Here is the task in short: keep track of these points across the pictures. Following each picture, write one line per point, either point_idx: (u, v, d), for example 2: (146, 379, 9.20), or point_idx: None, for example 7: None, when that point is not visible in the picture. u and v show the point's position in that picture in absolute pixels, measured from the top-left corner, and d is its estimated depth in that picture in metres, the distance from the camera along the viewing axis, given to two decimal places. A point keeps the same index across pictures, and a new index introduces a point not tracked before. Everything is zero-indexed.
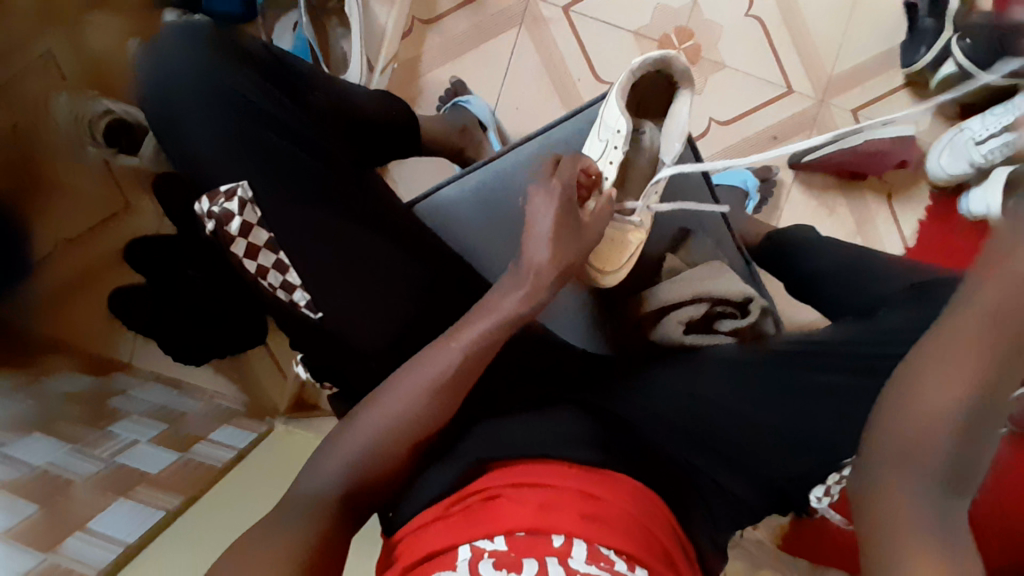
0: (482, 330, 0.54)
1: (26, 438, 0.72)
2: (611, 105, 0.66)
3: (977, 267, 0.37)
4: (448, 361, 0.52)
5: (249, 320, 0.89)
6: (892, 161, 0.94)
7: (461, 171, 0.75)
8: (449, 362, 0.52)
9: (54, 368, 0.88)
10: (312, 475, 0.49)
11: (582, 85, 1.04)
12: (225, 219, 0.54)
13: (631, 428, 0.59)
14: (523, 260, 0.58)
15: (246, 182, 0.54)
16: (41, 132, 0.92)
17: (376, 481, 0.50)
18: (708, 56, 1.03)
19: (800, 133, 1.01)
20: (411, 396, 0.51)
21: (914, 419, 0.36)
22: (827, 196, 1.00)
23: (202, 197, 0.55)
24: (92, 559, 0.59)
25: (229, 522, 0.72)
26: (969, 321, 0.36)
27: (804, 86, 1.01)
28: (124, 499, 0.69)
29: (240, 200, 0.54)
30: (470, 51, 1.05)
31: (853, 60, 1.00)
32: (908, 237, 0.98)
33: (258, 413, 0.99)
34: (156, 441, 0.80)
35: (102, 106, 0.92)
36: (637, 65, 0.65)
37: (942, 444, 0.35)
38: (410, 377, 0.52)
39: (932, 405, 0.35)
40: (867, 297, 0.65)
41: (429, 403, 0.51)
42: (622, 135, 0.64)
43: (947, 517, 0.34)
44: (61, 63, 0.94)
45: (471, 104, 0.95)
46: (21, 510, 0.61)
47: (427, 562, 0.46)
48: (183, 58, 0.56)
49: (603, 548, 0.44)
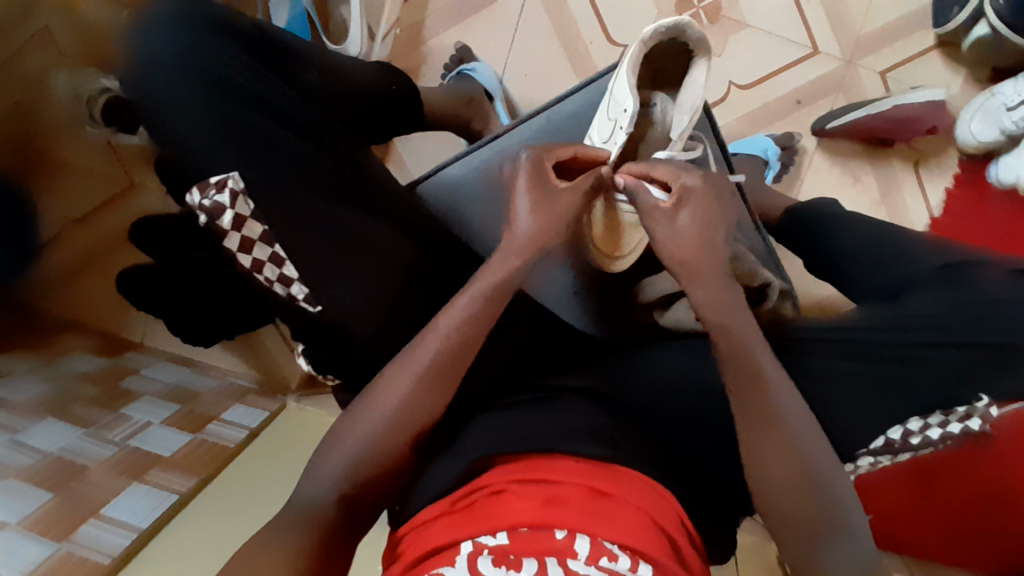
0: (466, 314, 0.53)
1: (39, 424, 0.73)
2: (622, 80, 0.61)
3: (726, 355, 0.50)
4: (435, 346, 0.52)
5: (257, 314, 0.88)
6: (923, 127, 0.89)
7: (467, 147, 0.72)
8: (435, 352, 0.52)
9: (68, 350, 0.89)
10: (303, 489, 0.49)
11: (595, 49, 0.99)
12: (217, 212, 0.51)
13: (640, 420, 0.58)
14: (507, 242, 0.57)
15: (237, 174, 0.50)
16: (43, 108, 0.92)
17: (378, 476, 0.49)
18: (729, 14, 0.97)
19: (825, 97, 0.96)
20: (405, 389, 0.51)
21: (766, 471, 0.46)
22: (850, 164, 0.96)
23: (192, 187, 0.52)
24: (108, 546, 0.60)
25: (240, 505, 0.73)
26: (749, 397, 0.48)
27: (831, 47, 0.96)
28: (139, 483, 0.69)
29: (231, 192, 0.51)
30: (476, 14, 1.01)
31: (882, 18, 0.94)
32: (934, 207, 0.94)
33: (271, 391, 1.00)
34: (169, 422, 0.81)
35: (101, 83, 0.87)
36: (648, 35, 0.59)
37: (808, 489, 0.45)
38: (404, 366, 0.52)
39: (782, 465, 0.46)
40: (894, 276, 0.61)
41: (419, 386, 0.51)
42: (628, 114, 0.59)
43: (834, 544, 0.44)
44: (59, 39, 0.92)
45: (477, 73, 0.91)
46: (38, 497, 0.62)
47: (426, 558, 0.45)
48: (155, 33, 0.50)
49: (608, 543, 0.43)
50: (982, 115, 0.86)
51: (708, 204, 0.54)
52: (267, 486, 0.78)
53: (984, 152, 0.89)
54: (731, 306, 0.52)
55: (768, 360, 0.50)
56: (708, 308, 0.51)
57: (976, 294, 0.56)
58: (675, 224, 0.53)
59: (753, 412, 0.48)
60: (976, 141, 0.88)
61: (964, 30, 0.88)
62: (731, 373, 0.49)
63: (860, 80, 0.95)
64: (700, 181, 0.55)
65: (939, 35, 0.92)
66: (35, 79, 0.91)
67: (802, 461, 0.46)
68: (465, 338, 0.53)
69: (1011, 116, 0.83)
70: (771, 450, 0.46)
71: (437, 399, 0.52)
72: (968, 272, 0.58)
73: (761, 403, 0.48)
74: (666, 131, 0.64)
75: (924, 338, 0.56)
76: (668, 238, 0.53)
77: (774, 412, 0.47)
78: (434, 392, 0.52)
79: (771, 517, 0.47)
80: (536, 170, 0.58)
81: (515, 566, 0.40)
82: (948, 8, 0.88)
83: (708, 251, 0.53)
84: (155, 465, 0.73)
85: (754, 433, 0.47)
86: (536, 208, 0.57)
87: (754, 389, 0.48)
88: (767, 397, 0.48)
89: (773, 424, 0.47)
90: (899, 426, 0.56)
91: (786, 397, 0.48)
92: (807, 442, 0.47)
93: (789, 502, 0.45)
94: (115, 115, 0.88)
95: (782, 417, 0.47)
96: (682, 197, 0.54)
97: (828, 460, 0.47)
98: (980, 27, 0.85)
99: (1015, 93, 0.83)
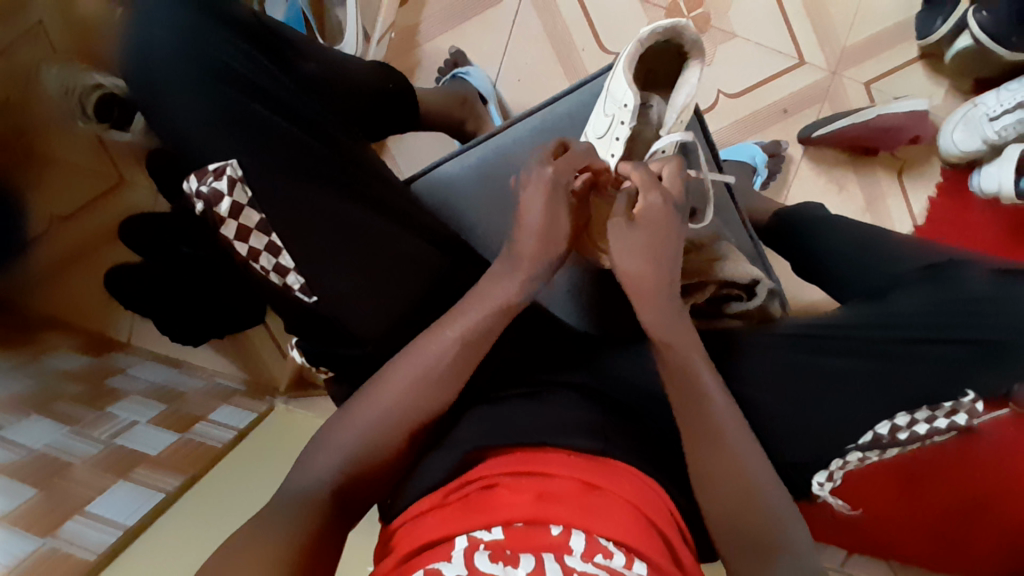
0: (472, 320, 0.54)
1: (23, 420, 0.72)
2: (618, 77, 0.62)
3: (676, 375, 0.52)
4: (439, 347, 0.53)
5: (254, 309, 0.88)
6: (906, 136, 0.92)
7: (460, 146, 0.72)
8: (442, 352, 0.53)
9: (53, 347, 0.88)
10: (296, 480, 0.49)
11: (587, 56, 1.01)
12: (214, 199, 0.51)
13: (631, 415, 0.59)
14: (512, 249, 0.57)
15: (236, 161, 0.51)
16: (34, 106, 0.90)
17: (370, 465, 0.50)
18: (718, 24, 0.99)
19: (811, 106, 0.98)
20: (404, 389, 0.51)
21: (716, 479, 0.49)
22: (836, 172, 0.98)
23: (190, 175, 0.52)
24: (93, 542, 0.59)
25: (227, 504, 0.72)
26: (695, 418, 0.51)
27: (817, 57, 0.98)
28: (124, 481, 0.68)
29: (229, 179, 0.51)
30: (471, 19, 1.02)
31: (867, 30, 0.97)
32: (917, 215, 0.96)
33: (258, 392, 0.99)
34: (155, 422, 0.80)
35: (93, 79, 0.86)
36: (645, 35, 0.61)
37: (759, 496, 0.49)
38: (402, 367, 0.52)
39: (724, 477, 0.49)
40: (880, 277, 0.63)
41: (415, 383, 0.52)
42: (628, 110, 0.60)
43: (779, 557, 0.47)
44: (50, 31, 0.88)
45: (472, 76, 0.92)
46: (21, 492, 0.61)
47: (417, 552, 0.45)
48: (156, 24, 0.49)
49: (603, 539, 0.43)
50: (965, 124, 0.88)
51: (663, 222, 0.54)
52: (255, 483, 0.77)
53: (966, 161, 0.91)
54: (682, 319, 0.54)
55: (709, 374, 0.52)
56: (654, 328, 0.53)
57: (963, 291, 0.58)
58: (627, 244, 0.54)
59: (702, 426, 0.51)
60: (959, 151, 0.90)
61: (947, 41, 0.91)
62: (673, 387, 0.52)
63: (845, 90, 0.97)
64: (661, 201, 0.55)
65: (922, 46, 0.95)
66: (23, 70, 0.88)
67: (743, 474, 0.49)
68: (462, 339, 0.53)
69: (993, 126, 0.85)
70: (711, 458, 0.50)
71: (438, 400, 0.52)
72: (955, 271, 0.59)
73: (702, 415, 0.51)
74: (658, 131, 0.65)
75: (909, 332, 0.57)
76: (619, 253, 0.54)
77: (714, 426, 0.50)
78: (434, 394, 0.52)
79: (715, 521, 0.49)
80: (554, 187, 0.56)
81: (513, 563, 0.40)
82: (931, 20, 0.91)
83: (657, 273, 0.54)
84: (140, 464, 0.72)
85: (703, 447, 0.50)
86: (541, 233, 0.55)
87: (697, 404, 0.51)
88: (709, 409, 0.51)
89: (720, 440, 0.50)
90: (887, 420, 0.56)
91: (727, 416, 0.51)
92: (748, 460, 0.50)
93: (746, 515, 0.48)
94: (108, 110, 0.88)
95: (726, 436, 0.50)
96: (643, 216, 0.54)
97: (763, 473, 0.50)
98: (962, 39, 0.88)
99: (996, 104, 0.86)
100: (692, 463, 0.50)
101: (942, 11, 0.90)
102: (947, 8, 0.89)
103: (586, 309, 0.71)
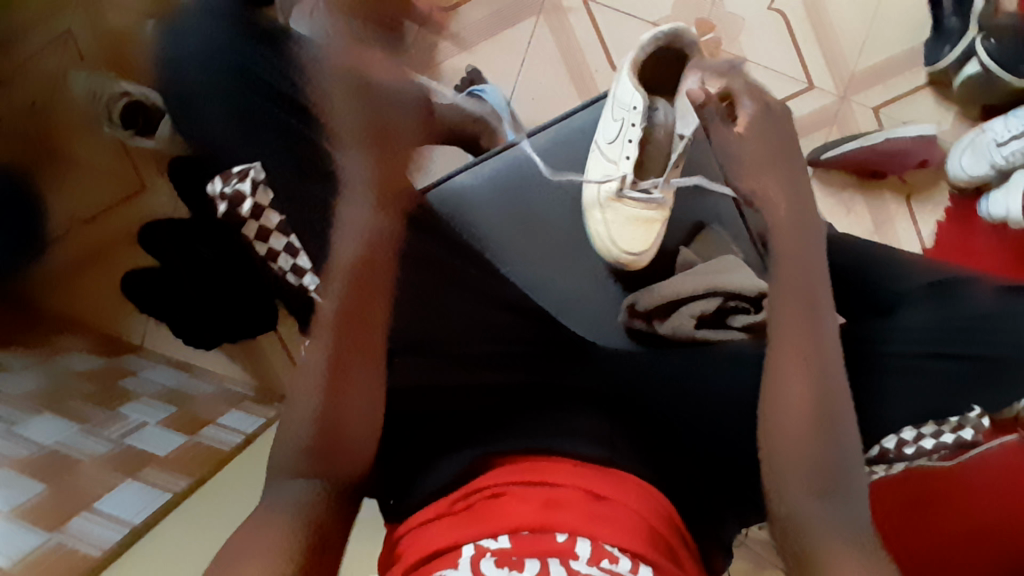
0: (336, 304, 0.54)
1: (36, 417, 0.73)
2: (624, 83, 0.71)
3: (781, 344, 0.51)
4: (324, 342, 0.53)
5: (259, 307, 0.86)
6: (913, 160, 0.95)
7: (475, 158, 0.74)
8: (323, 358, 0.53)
9: (63, 347, 0.88)
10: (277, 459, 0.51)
11: (600, 77, 1.03)
12: (237, 200, 0.68)
13: (639, 425, 0.59)
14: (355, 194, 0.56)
15: (258, 166, 0.65)
16: (58, 106, 0.93)
17: (338, 440, 0.51)
18: (728, 48, 1.01)
19: (820, 130, 0.99)
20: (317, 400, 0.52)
21: (793, 468, 0.49)
22: (845, 195, 0.98)
23: (220, 179, 0.70)
24: (96, 539, 0.60)
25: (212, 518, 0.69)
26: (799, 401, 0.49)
27: (826, 81, 1.00)
28: (132, 480, 0.70)
29: (253, 183, 0.67)
30: (487, 39, 1.04)
31: (874, 58, 0.99)
32: (926, 238, 0.97)
33: (268, 399, 0.96)
34: (164, 424, 0.80)
35: (120, 88, 0.88)
36: (648, 38, 0.70)
37: (813, 492, 0.48)
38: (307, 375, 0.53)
39: (801, 472, 0.48)
40: (889, 292, 0.61)
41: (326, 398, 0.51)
42: (638, 112, 0.69)
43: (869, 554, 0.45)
44: (79, 42, 0.95)
45: (486, 93, 0.95)
46: (29, 487, 0.62)
47: (428, 561, 0.45)
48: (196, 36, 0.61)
49: (609, 546, 0.43)
50: (973, 150, 0.91)
51: (771, 125, 0.60)
52: (235, 499, 0.73)
53: (974, 186, 0.93)
54: (801, 202, 0.56)
55: (828, 313, 0.53)
56: (788, 281, 0.53)
57: (966, 309, 0.59)
58: (744, 147, 0.59)
59: (821, 409, 0.49)
60: (967, 176, 0.92)
61: (953, 70, 0.93)
62: (788, 351, 0.51)
63: (854, 115, 0.99)
64: (757, 110, 0.60)
65: (929, 73, 0.97)
66: (52, 80, 0.93)
67: (830, 462, 0.48)
68: (359, 264, 0.55)
69: (1002, 150, 0.87)
70: (795, 452, 0.48)
71: (362, 333, 0.54)
72: (959, 293, 0.60)
73: (829, 388, 0.50)
74: (664, 130, 0.71)
75: (908, 348, 0.58)
76: (736, 154, 0.59)
77: (827, 403, 0.49)
78: (362, 326, 0.54)
79: (786, 512, 0.49)
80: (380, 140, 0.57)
81: (517, 567, 0.41)
82: (938, 48, 0.94)
83: (793, 209, 0.56)
84: (148, 464, 0.73)
85: (802, 427, 0.49)
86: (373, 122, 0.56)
87: (818, 370, 0.50)
88: (826, 382, 0.50)
89: (832, 414, 0.49)
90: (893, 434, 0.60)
91: (838, 383, 0.50)
92: (847, 445, 0.49)
93: (801, 515, 0.48)
94: (133, 117, 0.88)
95: (836, 410, 0.49)
96: (750, 122, 0.60)
97: (851, 461, 0.49)
98: (970, 66, 0.91)
99: (1005, 131, 0.88)
100: (771, 452, 0.50)
101: (949, 39, 0.93)
102: (955, 36, 0.92)
103: (623, 317, 0.67)
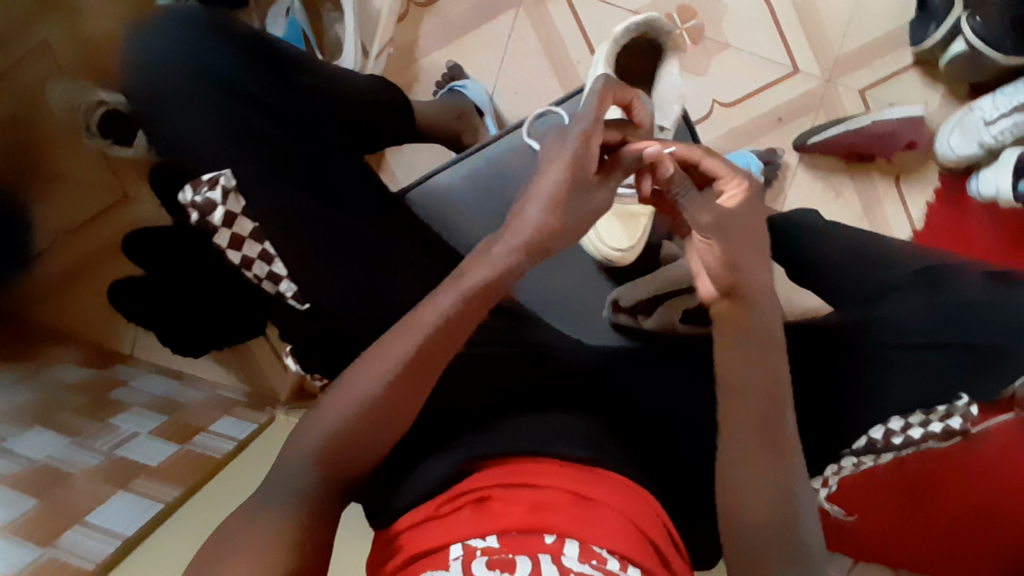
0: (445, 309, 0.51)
1: (26, 433, 0.73)
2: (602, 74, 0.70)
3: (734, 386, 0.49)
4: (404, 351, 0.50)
5: (252, 316, 0.89)
6: (900, 142, 0.94)
7: (456, 156, 0.73)
8: (392, 368, 0.49)
9: (55, 356, 0.90)
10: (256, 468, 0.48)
11: (582, 68, 1.02)
12: (208, 208, 0.55)
13: (624, 422, 0.59)
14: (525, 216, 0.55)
15: (228, 171, 0.55)
16: (41, 119, 0.93)
17: (353, 449, 0.47)
18: (711, 35, 1.00)
19: (806, 114, 0.99)
20: (364, 407, 0.48)
21: (749, 501, 0.45)
22: (833, 179, 0.98)
23: (185, 186, 0.57)
24: (92, 552, 0.60)
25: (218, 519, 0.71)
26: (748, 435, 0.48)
27: (811, 65, 0.99)
28: (124, 491, 0.69)
29: (222, 189, 0.55)
30: (467, 34, 1.03)
31: (859, 40, 0.98)
32: (916, 220, 0.96)
33: (260, 403, 0.98)
34: (156, 433, 0.80)
35: (97, 97, 0.89)
36: (620, 32, 0.70)
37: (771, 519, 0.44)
38: (365, 371, 0.49)
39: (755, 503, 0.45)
40: (876, 283, 0.61)
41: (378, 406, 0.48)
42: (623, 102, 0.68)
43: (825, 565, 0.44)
44: (58, 52, 0.92)
45: (468, 89, 0.94)
46: (21, 502, 0.62)
47: (417, 562, 0.45)
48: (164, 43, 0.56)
49: (597, 547, 0.43)
50: (961, 131, 0.89)
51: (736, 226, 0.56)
52: (226, 492, 0.75)
53: (963, 166, 0.92)
54: (747, 209, 0.57)
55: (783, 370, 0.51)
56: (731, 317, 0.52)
57: (959, 299, 0.58)
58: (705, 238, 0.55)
59: (771, 441, 0.47)
60: (956, 156, 0.91)
61: (940, 48, 0.92)
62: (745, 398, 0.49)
63: (840, 97, 0.98)
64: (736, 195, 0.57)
65: (915, 53, 0.96)
66: (31, 91, 0.91)
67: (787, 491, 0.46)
68: (481, 285, 0.52)
69: (991, 130, 0.86)
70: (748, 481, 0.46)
71: (447, 353, 0.51)
72: (948, 278, 0.59)
73: (779, 423, 0.48)
74: None
75: (896, 339, 0.59)
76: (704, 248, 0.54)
77: (780, 435, 0.47)
78: (448, 339, 0.51)
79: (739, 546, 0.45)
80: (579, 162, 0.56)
81: (509, 568, 0.41)
82: (924, 27, 0.93)
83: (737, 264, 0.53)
84: (139, 474, 0.72)
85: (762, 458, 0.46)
86: (571, 159, 0.56)
87: (771, 408, 0.48)
88: (780, 418, 0.48)
89: (781, 445, 0.47)
90: (881, 425, 0.57)
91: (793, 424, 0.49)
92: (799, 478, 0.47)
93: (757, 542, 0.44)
94: (111, 127, 0.90)
95: (788, 442, 0.48)
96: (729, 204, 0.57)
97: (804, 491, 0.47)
98: (956, 45, 0.89)
99: (993, 109, 0.86)
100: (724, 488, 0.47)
101: (934, 17, 0.91)
102: (940, 14, 0.91)
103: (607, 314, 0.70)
